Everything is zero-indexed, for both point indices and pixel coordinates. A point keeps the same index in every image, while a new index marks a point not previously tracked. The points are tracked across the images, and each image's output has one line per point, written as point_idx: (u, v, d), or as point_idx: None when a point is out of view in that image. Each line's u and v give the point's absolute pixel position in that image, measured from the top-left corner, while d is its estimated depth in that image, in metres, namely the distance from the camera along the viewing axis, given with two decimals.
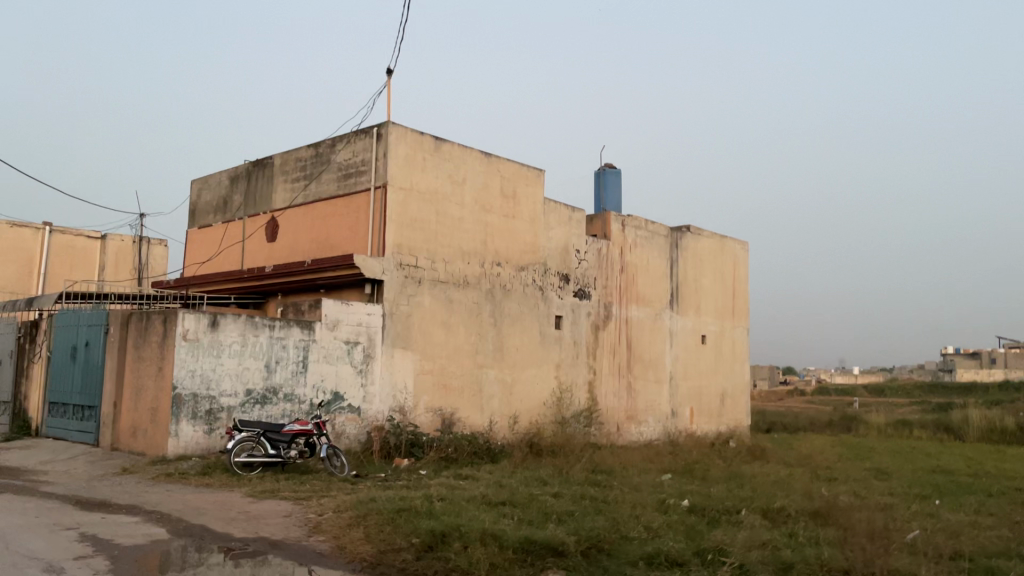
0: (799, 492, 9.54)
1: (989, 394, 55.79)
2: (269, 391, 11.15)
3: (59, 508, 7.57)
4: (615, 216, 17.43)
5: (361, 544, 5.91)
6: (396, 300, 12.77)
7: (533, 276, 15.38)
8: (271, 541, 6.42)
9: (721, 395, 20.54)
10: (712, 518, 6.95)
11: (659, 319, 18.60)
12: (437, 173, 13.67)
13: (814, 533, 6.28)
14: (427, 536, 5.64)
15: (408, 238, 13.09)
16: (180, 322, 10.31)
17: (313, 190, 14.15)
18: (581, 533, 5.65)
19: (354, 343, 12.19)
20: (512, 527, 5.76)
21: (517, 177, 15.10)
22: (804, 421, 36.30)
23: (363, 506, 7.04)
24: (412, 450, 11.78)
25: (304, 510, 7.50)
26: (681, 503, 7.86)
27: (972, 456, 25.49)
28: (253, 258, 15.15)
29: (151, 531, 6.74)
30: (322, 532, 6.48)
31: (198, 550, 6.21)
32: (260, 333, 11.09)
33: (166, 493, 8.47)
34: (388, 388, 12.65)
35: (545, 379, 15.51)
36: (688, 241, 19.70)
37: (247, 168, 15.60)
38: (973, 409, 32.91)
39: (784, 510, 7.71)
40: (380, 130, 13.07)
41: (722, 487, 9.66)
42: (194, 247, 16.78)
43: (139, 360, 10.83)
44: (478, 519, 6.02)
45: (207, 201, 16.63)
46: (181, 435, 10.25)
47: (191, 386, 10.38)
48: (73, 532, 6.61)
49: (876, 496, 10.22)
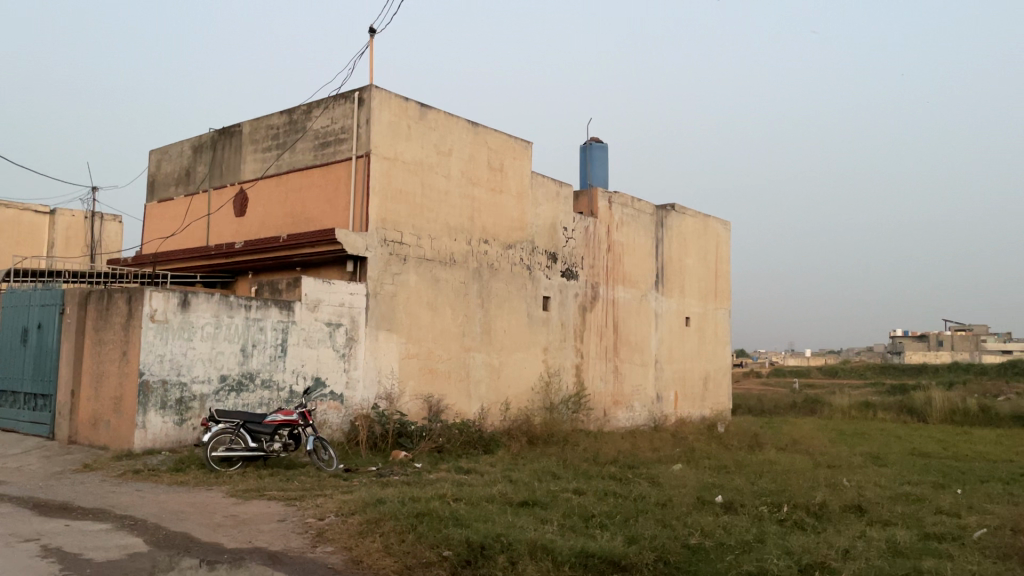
0: (823, 483, 8.98)
1: (942, 376, 56.72)
2: (245, 377, 10.17)
3: (14, 515, 6.56)
4: (602, 193, 16.70)
5: (380, 557, 5.06)
6: (380, 280, 11.86)
7: (521, 255, 14.57)
8: (269, 552, 5.52)
9: (704, 379, 20.00)
10: (764, 519, 6.29)
11: (645, 300, 17.95)
12: (422, 143, 12.75)
13: (887, 536, 5.62)
14: (461, 547, 4.84)
15: (392, 213, 12.16)
16: (147, 301, 9.27)
17: (286, 159, 13.10)
18: (642, 542, 4.91)
19: (336, 325, 11.26)
20: (560, 536, 4.99)
21: (504, 149, 14.23)
22: (768, 403, 36.20)
23: (371, 509, 6.19)
24: (400, 440, 10.94)
25: (301, 512, 6.61)
26: (717, 500, 7.18)
27: (944, 438, 25.49)
28: (219, 234, 14.04)
29: (126, 542, 5.79)
30: (329, 541, 5.61)
31: (173, 557, 5.47)
32: (235, 314, 10.08)
33: (138, 494, 7.51)
34: (372, 374, 11.77)
35: (533, 364, 14.76)
36: (673, 220, 19.07)
37: (212, 137, 14.47)
38: (935, 391, 33.06)
39: (827, 505, 7.07)
40: (361, 94, 12.07)
41: (744, 479, 9.00)
42: (154, 222, 15.57)
43: (100, 343, 9.78)
44: (517, 526, 5.23)
45: (166, 173, 15.44)
46: (149, 427, 9.24)
47: (159, 372, 9.36)
48: (33, 545, 5.63)
49: (898, 487, 9.74)
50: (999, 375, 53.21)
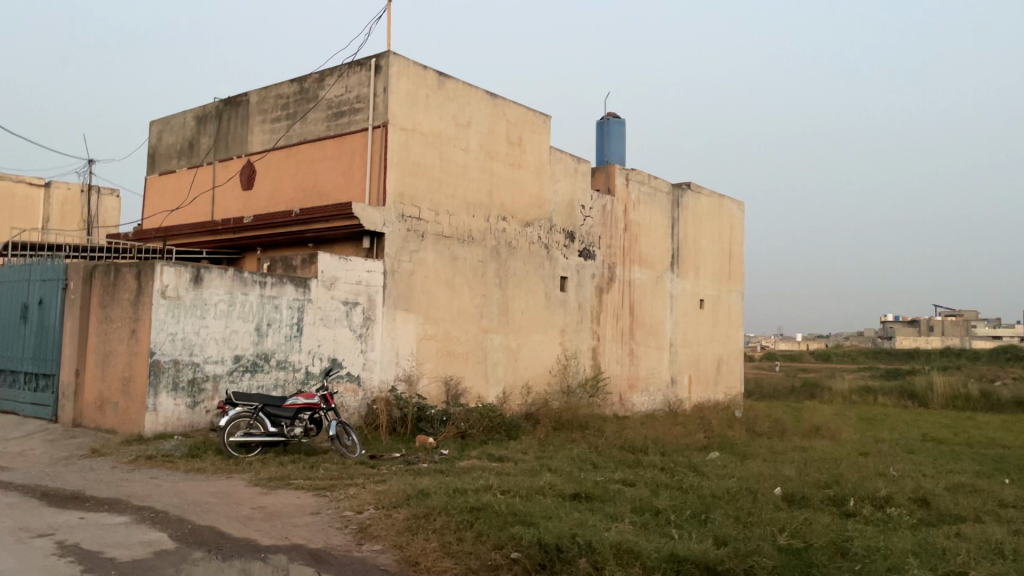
0: (873, 474, 8.54)
1: (935, 360, 56.68)
2: (260, 358, 9.64)
3: (22, 506, 6.01)
4: (620, 170, 16.17)
5: (439, 558, 4.53)
6: (397, 257, 11.31)
7: (539, 233, 14.05)
8: (310, 550, 5.01)
9: (717, 362, 19.57)
10: (838, 516, 5.87)
11: (661, 282, 17.47)
12: (441, 114, 12.16)
13: (985, 534, 5.18)
14: (532, 549, 4.35)
15: (410, 187, 11.59)
16: (158, 276, 8.70)
17: (297, 130, 12.49)
18: (733, 545, 4.44)
19: (353, 304, 10.72)
20: (640, 537, 4.52)
21: (523, 122, 13.66)
22: (767, 388, 35.82)
23: (416, 502, 5.67)
24: (420, 425, 10.47)
25: (336, 505, 6.10)
26: (777, 491, 6.71)
27: (951, 424, 25.17)
28: (225, 208, 13.44)
29: (149, 538, 5.26)
30: (375, 538, 5.09)
31: (195, 553, 4.97)
32: (250, 292, 9.53)
33: (154, 482, 6.97)
34: (390, 355, 11.25)
35: (551, 346, 14.27)
36: (689, 199, 18.56)
37: (217, 107, 13.82)
38: (936, 376, 32.70)
39: (897, 501, 6.60)
40: (378, 61, 11.46)
41: (791, 468, 8.55)
42: (155, 196, 14.94)
43: (107, 321, 9.21)
44: (587, 524, 4.75)
45: (168, 144, 14.79)
46: (161, 410, 8.70)
47: (171, 351, 8.80)
48: (48, 541, 5.09)
49: (947, 477, 9.31)
50: (992, 361, 53.01)
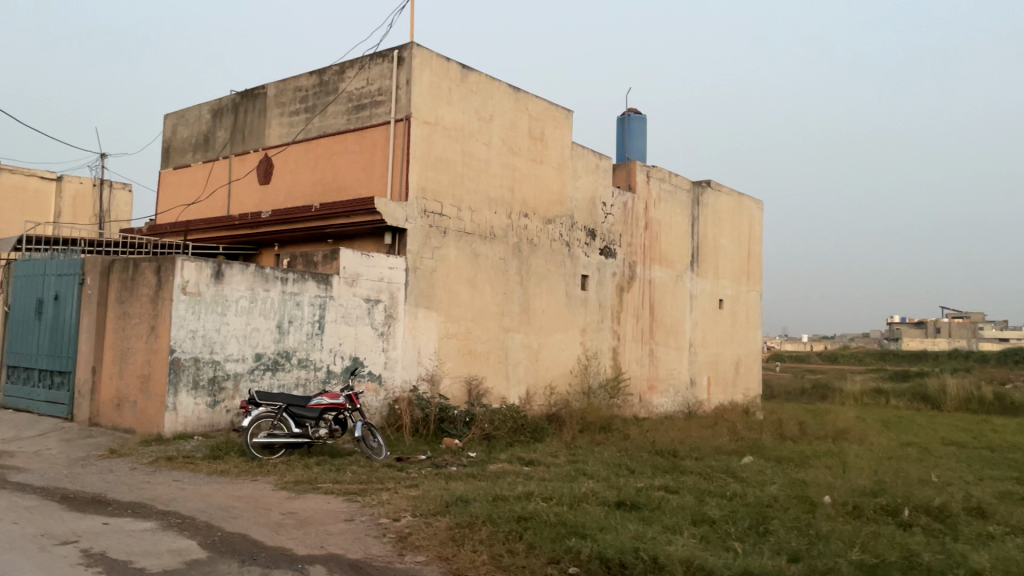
0: (917, 481, 8.22)
1: (943, 362, 56.24)
2: (281, 356, 9.37)
3: (42, 510, 5.75)
4: (641, 166, 15.88)
5: (490, 571, 4.25)
6: (419, 254, 11.03)
7: (560, 230, 13.76)
8: (350, 561, 4.73)
9: (735, 363, 19.26)
10: (898, 528, 5.59)
11: (680, 282, 17.17)
12: (463, 107, 11.87)
13: None
14: (594, 565, 4.10)
15: (432, 181, 11.30)
16: (178, 271, 8.42)
17: (316, 123, 12.22)
18: (807, 563, 4.16)
19: (375, 301, 10.46)
20: (706, 552, 4.24)
21: (546, 116, 13.38)
22: (778, 389, 35.45)
23: (456, 510, 5.39)
24: (443, 426, 10.19)
25: (370, 511, 5.82)
26: (828, 499, 6.42)
27: (968, 427, 24.80)
28: (241, 202, 13.18)
29: (179, 546, 4.98)
30: (418, 549, 4.80)
31: (225, 563, 4.69)
32: (272, 288, 9.27)
33: (176, 485, 6.70)
34: (411, 354, 10.98)
35: (572, 346, 13.99)
36: (709, 197, 18.26)
37: (233, 99, 13.56)
38: (949, 379, 32.29)
39: (954, 512, 6.28)
40: (401, 52, 11.18)
41: (831, 475, 8.24)
42: (170, 191, 14.69)
43: (125, 317, 8.96)
44: (647, 536, 4.48)
45: (183, 138, 14.54)
46: (180, 409, 8.44)
47: (191, 349, 8.53)
48: (72, 549, 4.82)
49: (992, 484, 8.99)
50: (1001, 363, 52.60)
